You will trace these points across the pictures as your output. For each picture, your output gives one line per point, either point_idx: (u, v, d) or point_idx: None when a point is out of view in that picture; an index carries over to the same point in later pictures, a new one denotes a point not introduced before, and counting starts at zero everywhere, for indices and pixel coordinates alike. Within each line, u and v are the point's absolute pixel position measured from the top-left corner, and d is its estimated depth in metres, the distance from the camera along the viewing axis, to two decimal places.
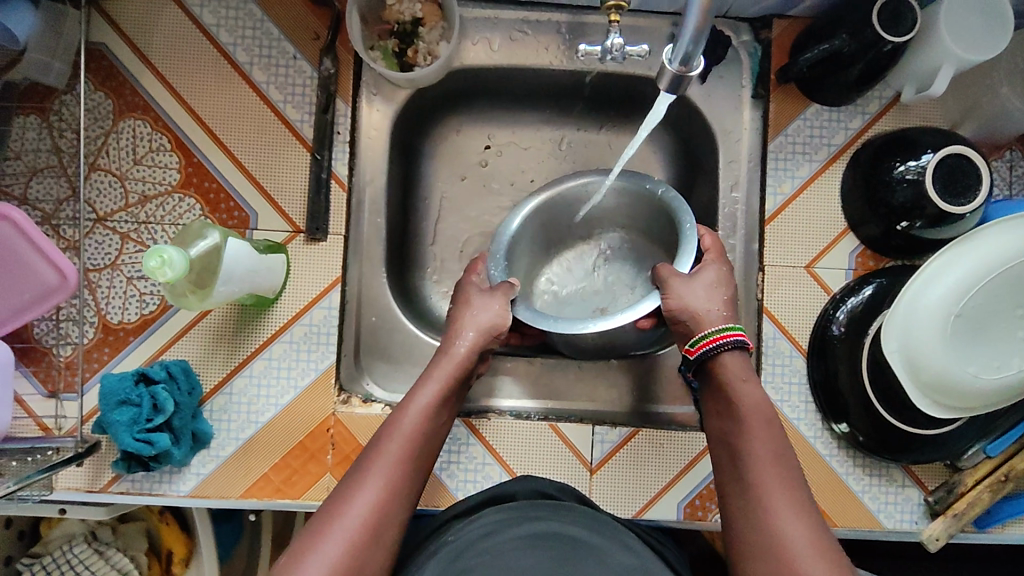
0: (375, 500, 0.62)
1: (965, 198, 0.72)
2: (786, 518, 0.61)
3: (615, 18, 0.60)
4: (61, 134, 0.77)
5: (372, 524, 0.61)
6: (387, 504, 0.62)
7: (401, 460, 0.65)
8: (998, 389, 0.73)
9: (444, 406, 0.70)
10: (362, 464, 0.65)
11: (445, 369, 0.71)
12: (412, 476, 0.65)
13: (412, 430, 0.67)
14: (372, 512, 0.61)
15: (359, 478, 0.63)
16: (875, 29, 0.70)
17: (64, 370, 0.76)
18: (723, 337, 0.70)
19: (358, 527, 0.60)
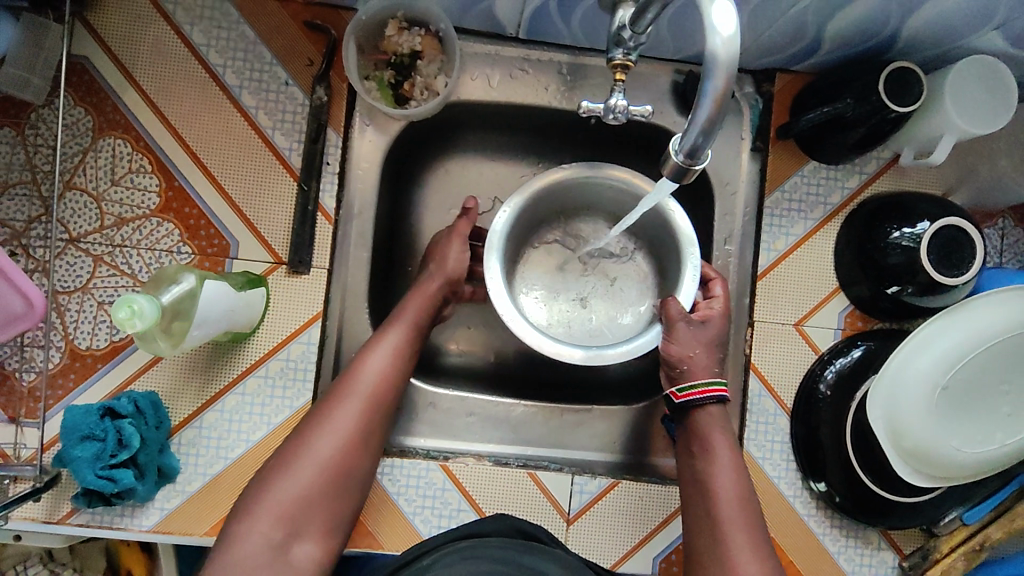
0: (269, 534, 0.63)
1: (958, 270, 0.72)
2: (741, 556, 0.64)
3: (621, 78, 0.59)
4: (36, 149, 0.73)
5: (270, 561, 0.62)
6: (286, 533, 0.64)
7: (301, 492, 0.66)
8: (978, 463, 0.73)
9: (354, 442, 0.69)
10: (258, 492, 0.66)
11: (357, 397, 0.71)
12: (312, 512, 0.66)
13: (361, 396, 0.71)
14: (266, 543, 0.63)
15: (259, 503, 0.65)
16: (880, 96, 0.70)
17: (26, 396, 0.73)
18: (711, 392, 0.72)
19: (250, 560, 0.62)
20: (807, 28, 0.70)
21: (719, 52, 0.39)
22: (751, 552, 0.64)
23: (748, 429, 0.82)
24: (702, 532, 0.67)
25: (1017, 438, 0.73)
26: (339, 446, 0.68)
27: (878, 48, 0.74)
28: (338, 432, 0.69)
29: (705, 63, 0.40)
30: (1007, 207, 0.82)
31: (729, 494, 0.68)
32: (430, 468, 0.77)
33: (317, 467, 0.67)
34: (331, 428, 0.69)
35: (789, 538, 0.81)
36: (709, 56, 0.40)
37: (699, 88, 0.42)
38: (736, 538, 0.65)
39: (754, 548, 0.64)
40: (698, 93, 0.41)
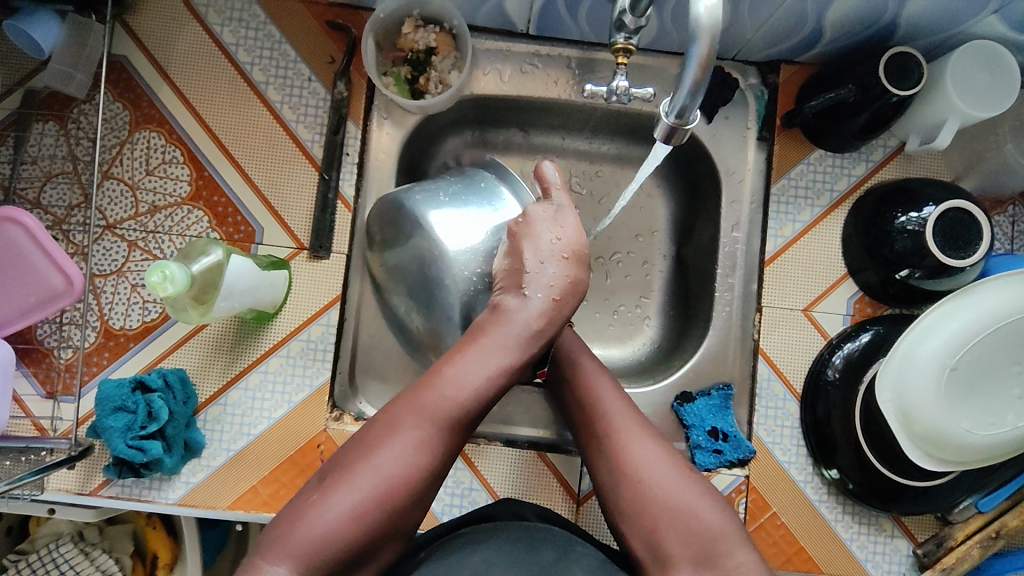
0: (416, 458, 0.56)
1: (964, 252, 0.73)
2: (634, 442, 0.63)
3: (622, 61, 0.62)
4: (77, 142, 0.79)
5: (416, 487, 0.56)
6: (438, 459, 0.57)
7: (444, 415, 0.58)
8: (989, 446, 0.73)
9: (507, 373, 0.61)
10: (402, 409, 0.57)
11: (509, 330, 0.63)
12: (454, 446, 0.59)
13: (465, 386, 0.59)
14: (414, 466, 0.56)
15: (404, 423, 0.57)
16: (881, 80, 0.72)
17: (63, 372, 0.77)
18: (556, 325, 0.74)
19: (399, 481, 0.55)
20: (807, 17, 0.73)
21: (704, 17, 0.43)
22: (638, 430, 0.64)
23: (756, 414, 0.82)
24: (586, 426, 0.67)
25: None
26: (493, 375, 0.60)
27: (878, 36, 0.76)
28: (487, 361, 0.60)
29: (691, 30, 0.44)
30: (1017, 194, 0.81)
31: (607, 388, 0.68)
32: None
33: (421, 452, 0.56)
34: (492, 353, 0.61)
35: (800, 525, 0.80)
36: (694, 25, 0.44)
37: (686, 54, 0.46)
38: (623, 421, 0.65)
39: (643, 427, 0.65)
40: (685, 58, 0.46)
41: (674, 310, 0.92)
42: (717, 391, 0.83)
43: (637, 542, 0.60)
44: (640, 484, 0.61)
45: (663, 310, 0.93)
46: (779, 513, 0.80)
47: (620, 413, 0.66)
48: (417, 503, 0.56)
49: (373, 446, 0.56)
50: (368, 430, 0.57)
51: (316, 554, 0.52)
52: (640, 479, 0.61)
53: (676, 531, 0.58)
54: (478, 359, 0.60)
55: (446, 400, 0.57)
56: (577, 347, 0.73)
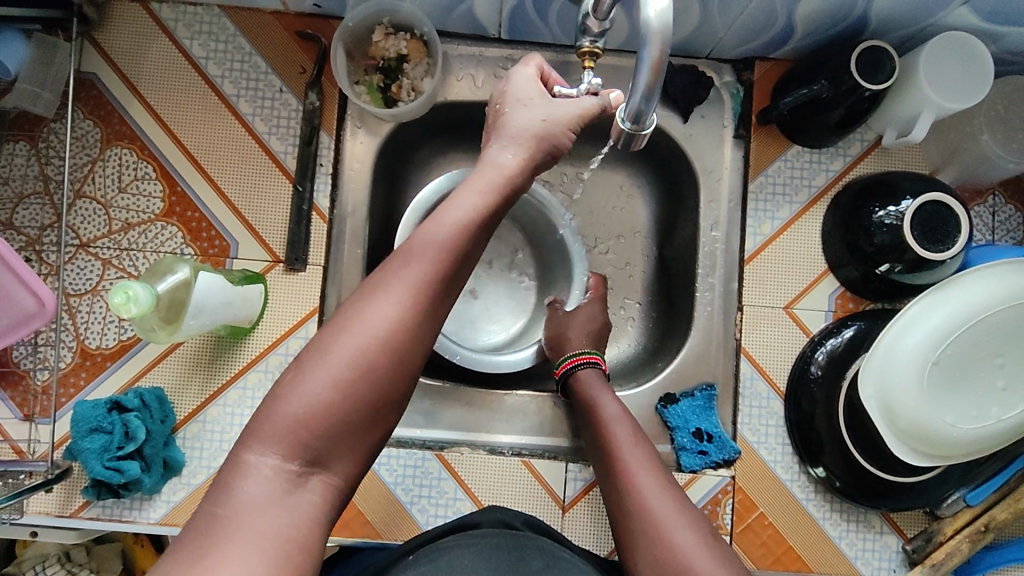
0: (393, 320, 0.51)
1: (944, 244, 0.72)
2: (649, 488, 0.63)
3: (590, 65, 0.62)
4: (48, 161, 0.78)
5: (390, 354, 0.50)
6: (417, 322, 0.52)
7: (421, 281, 0.52)
8: (974, 439, 0.72)
9: (480, 234, 0.56)
10: (379, 275, 0.53)
11: (481, 186, 0.56)
12: (436, 310, 0.53)
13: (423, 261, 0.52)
14: (391, 332, 0.51)
15: (378, 287, 0.52)
16: (853, 76, 0.71)
17: (40, 395, 0.77)
18: (581, 359, 0.78)
19: (374, 345, 0.50)
20: (777, 12, 0.72)
21: (652, 22, 0.43)
22: (651, 472, 0.64)
23: (740, 414, 0.81)
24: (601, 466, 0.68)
25: (1013, 412, 0.72)
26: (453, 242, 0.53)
27: (850, 31, 0.75)
28: (457, 222, 0.54)
29: (641, 34, 0.43)
30: (997, 184, 0.81)
31: (624, 430, 0.69)
32: (425, 457, 0.78)
33: (387, 334, 0.50)
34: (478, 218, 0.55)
35: (788, 524, 0.80)
36: (645, 28, 0.44)
37: (638, 57, 0.45)
38: (637, 460, 0.66)
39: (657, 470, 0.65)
40: (637, 62, 0.45)
41: (658, 311, 0.92)
42: (700, 391, 0.82)
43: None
44: (648, 523, 0.61)
45: (645, 310, 0.92)
46: (766, 513, 0.80)
47: (634, 453, 0.66)
48: (399, 377, 0.52)
49: (348, 318, 0.51)
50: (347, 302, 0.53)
51: (302, 433, 0.48)
52: (648, 519, 0.61)
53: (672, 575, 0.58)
54: (449, 216, 0.54)
55: (419, 259, 0.52)
56: (593, 387, 0.75)
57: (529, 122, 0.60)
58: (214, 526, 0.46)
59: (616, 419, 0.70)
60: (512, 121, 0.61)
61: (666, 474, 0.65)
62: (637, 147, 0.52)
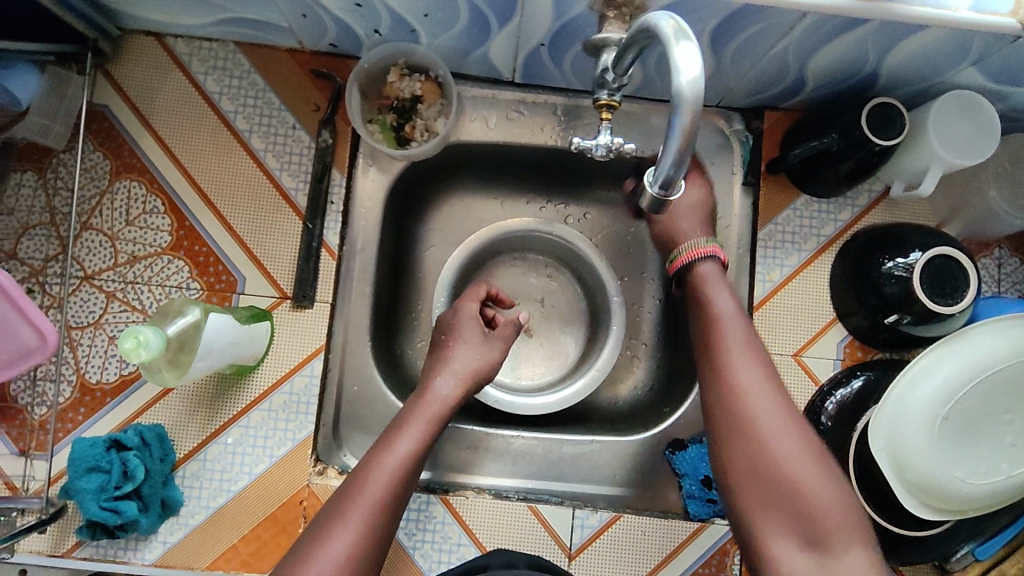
0: (354, 538, 0.61)
1: (952, 298, 0.73)
2: (774, 435, 0.64)
3: (607, 117, 0.61)
4: (56, 193, 0.78)
5: (352, 573, 0.60)
6: (373, 535, 0.62)
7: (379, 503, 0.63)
8: (986, 495, 0.72)
9: (424, 450, 0.69)
10: (340, 505, 0.63)
11: (427, 415, 0.71)
12: (384, 532, 0.63)
13: (384, 480, 0.64)
14: (350, 557, 0.60)
15: (339, 517, 0.62)
16: (864, 130, 0.72)
17: (36, 430, 0.75)
18: (703, 249, 0.76)
19: (339, 563, 0.59)
20: (789, 66, 0.73)
21: (686, 89, 0.43)
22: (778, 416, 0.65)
23: None
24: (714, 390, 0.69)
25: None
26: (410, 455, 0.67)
27: (861, 85, 0.76)
28: (405, 443, 0.67)
29: (673, 100, 0.44)
30: (1003, 237, 0.82)
31: (738, 332, 0.71)
32: (430, 501, 0.77)
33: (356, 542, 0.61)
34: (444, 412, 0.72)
35: None
36: (676, 94, 0.44)
37: (668, 122, 0.46)
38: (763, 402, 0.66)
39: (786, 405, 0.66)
40: (667, 126, 0.46)
41: (665, 353, 0.92)
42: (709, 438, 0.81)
43: (768, 524, 0.62)
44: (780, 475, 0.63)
45: (651, 350, 0.93)
46: None
47: (759, 394, 0.67)
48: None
49: (314, 546, 0.60)
50: (310, 533, 0.62)
51: None
52: (786, 477, 0.62)
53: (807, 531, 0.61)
54: (404, 437, 0.68)
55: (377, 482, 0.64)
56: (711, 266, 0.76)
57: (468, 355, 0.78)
58: None
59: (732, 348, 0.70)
60: (455, 356, 0.77)
61: (795, 419, 0.66)
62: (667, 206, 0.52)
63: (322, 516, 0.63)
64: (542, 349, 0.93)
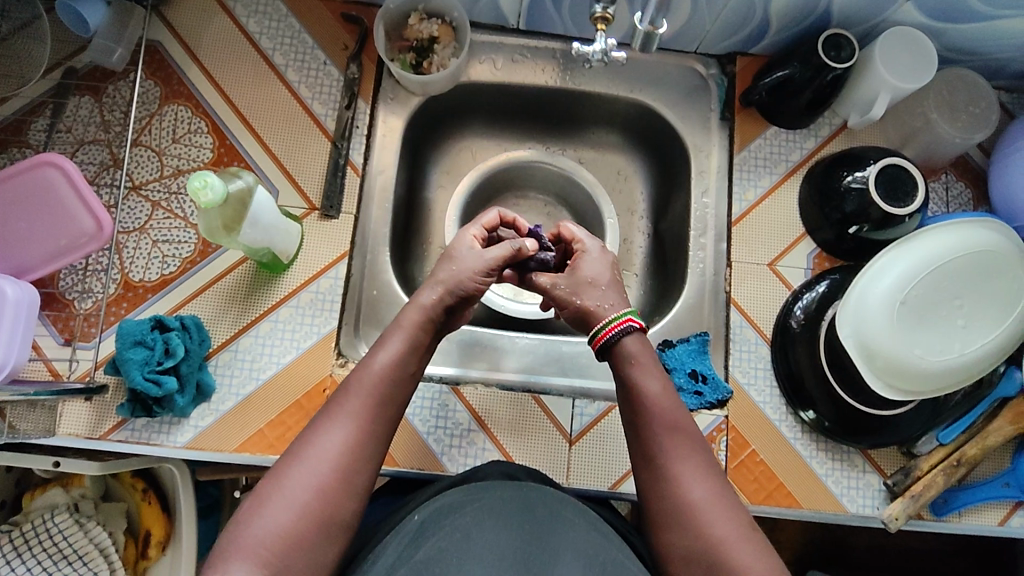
0: (347, 441, 0.64)
1: (904, 202, 0.84)
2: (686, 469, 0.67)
3: (602, 27, 0.74)
4: (111, 113, 0.87)
5: (345, 470, 0.63)
6: (366, 438, 0.64)
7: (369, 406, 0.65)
8: (942, 372, 0.80)
9: (414, 356, 0.69)
10: (331, 408, 0.66)
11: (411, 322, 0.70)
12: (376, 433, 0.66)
13: (371, 386, 0.66)
14: (343, 455, 0.63)
15: (330, 419, 0.65)
16: (821, 57, 0.84)
17: (82, 321, 0.82)
18: (611, 330, 0.72)
19: (334, 463, 0.63)
20: (756, 6, 0.85)
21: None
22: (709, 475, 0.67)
23: (731, 358, 0.89)
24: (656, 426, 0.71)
25: (974, 347, 0.81)
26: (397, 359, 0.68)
27: (817, 26, 0.89)
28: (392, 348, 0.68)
29: None
30: (948, 163, 0.93)
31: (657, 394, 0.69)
32: (443, 390, 0.84)
33: (354, 439, 0.64)
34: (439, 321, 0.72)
35: (778, 461, 0.86)
36: None
37: None
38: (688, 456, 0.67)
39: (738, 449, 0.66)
40: None
41: (655, 276, 1.01)
42: (695, 338, 0.90)
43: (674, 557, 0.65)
44: (687, 512, 0.65)
45: (642, 275, 1.02)
46: (758, 451, 0.86)
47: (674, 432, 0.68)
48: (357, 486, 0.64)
49: (304, 448, 0.63)
50: (303, 433, 0.65)
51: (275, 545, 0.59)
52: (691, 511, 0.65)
53: (698, 566, 0.64)
54: (392, 342, 0.69)
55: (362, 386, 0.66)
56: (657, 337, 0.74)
57: (450, 274, 0.73)
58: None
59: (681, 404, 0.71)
60: (436, 272, 0.74)
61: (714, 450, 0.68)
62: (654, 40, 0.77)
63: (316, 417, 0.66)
64: None
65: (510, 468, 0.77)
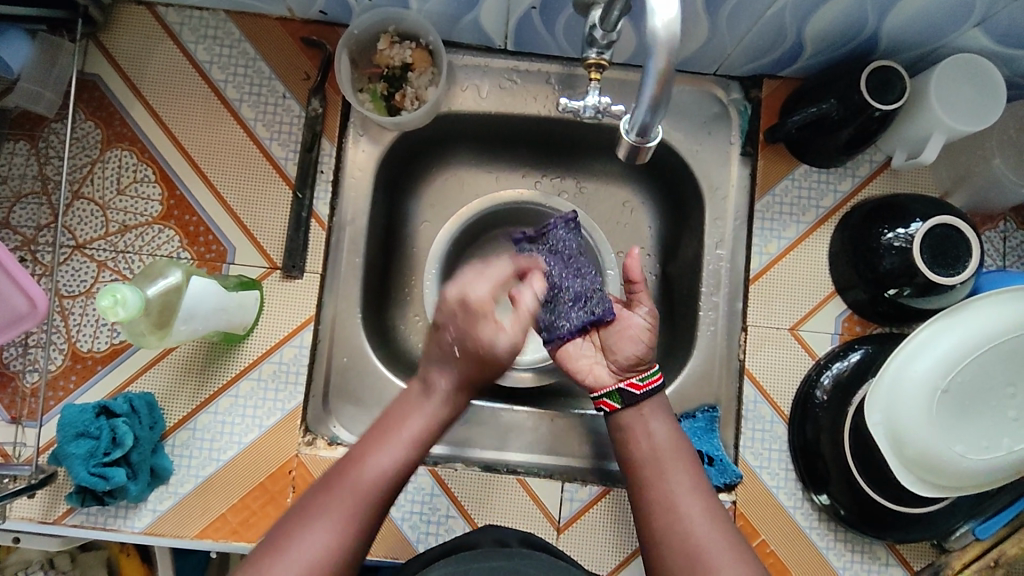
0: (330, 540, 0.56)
1: (954, 269, 0.70)
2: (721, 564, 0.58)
3: (596, 76, 0.61)
4: (47, 161, 0.78)
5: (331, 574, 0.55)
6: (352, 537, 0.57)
7: (354, 507, 0.58)
8: (984, 471, 0.70)
9: (413, 456, 0.62)
10: (309, 505, 0.58)
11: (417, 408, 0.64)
12: (370, 528, 0.59)
13: (366, 485, 0.59)
14: (328, 555, 0.55)
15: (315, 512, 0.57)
16: (863, 95, 0.70)
17: (28, 397, 0.75)
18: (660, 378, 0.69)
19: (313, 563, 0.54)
20: (786, 29, 0.71)
21: (660, 32, 0.44)
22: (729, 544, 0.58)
23: (742, 437, 0.79)
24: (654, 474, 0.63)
25: None
26: (399, 458, 0.61)
27: (860, 50, 0.74)
28: (395, 448, 0.61)
29: (648, 45, 0.46)
30: (1009, 209, 0.79)
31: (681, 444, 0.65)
32: (418, 472, 0.77)
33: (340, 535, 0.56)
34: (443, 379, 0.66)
35: (790, 552, 0.77)
36: (652, 36, 0.45)
37: (643, 69, 0.48)
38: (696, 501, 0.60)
39: (741, 564, 0.58)
40: (643, 74, 0.48)
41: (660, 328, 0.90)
42: (702, 413, 0.80)
43: None
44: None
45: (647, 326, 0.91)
46: (769, 540, 0.77)
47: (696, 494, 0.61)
48: None
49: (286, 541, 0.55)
50: (275, 531, 0.57)
51: None
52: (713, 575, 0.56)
53: None
54: (390, 442, 0.62)
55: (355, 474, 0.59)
56: (653, 412, 0.67)
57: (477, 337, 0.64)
58: None
59: (664, 455, 0.64)
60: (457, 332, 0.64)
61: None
62: (641, 159, 0.57)
63: (303, 503, 0.59)
64: None
65: (500, 533, 0.69)
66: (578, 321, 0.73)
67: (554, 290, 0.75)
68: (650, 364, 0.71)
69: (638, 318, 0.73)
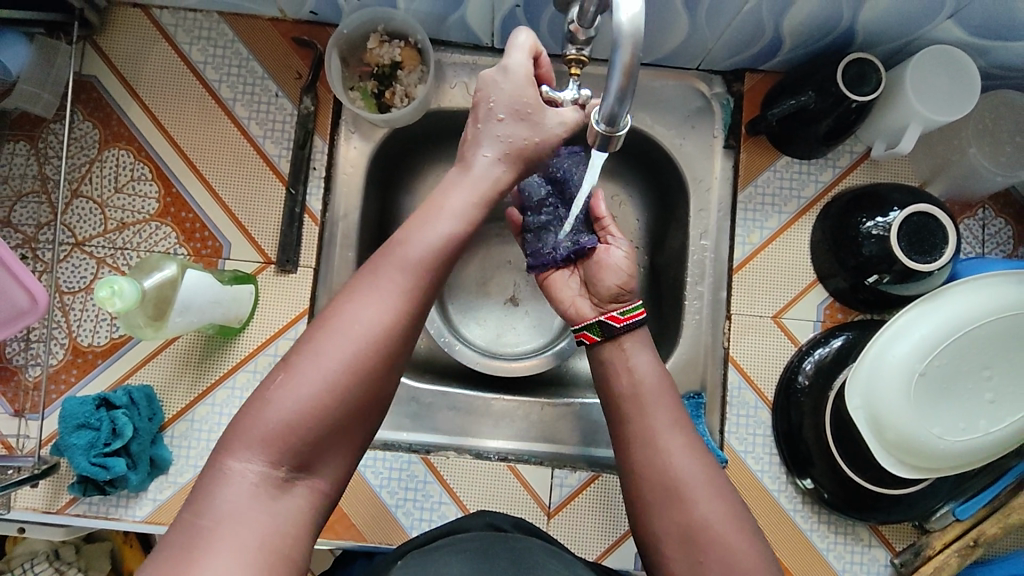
0: (323, 387, 0.51)
1: (932, 255, 0.72)
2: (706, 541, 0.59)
3: (576, 72, 0.63)
4: (47, 161, 0.80)
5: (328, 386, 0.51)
6: (347, 389, 0.51)
7: (348, 360, 0.52)
8: (961, 452, 0.72)
9: (399, 314, 0.54)
10: (302, 349, 0.52)
11: (396, 268, 0.54)
12: (370, 380, 0.52)
13: (369, 335, 0.52)
14: (319, 403, 0.51)
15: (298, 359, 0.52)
16: (840, 87, 0.72)
17: (30, 390, 0.77)
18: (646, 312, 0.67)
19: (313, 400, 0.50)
20: (765, 23, 0.73)
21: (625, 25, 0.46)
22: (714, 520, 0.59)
23: (727, 423, 0.81)
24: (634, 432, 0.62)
25: (1000, 425, 0.72)
26: (385, 310, 0.53)
27: (837, 44, 0.76)
28: (379, 305, 0.53)
29: (614, 37, 0.47)
30: (987, 197, 0.81)
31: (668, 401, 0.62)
32: (411, 460, 0.79)
33: (330, 392, 0.51)
34: (374, 293, 0.54)
35: (775, 535, 0.79)
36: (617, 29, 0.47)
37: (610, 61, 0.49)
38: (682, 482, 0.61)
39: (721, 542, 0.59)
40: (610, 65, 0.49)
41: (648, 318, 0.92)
42: (688, 399, 0.82)
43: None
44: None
45: None
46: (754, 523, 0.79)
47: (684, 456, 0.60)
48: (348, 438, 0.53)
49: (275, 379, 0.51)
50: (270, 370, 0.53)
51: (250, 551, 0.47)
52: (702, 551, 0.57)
53: None
54: (371, 293, 0.53)
55: (346, 329, 0.52)
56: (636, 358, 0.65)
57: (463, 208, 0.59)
58: (197, 539, 0.47)
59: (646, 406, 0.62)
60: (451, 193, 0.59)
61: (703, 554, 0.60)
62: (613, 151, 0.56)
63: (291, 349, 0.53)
64: (527, 318, 0.94)
65: (494, 516, 0.70)
66: (565, 250, 0.74)
67: (547, 221, 0.76)
68: (633, 299, 0.69)
69: (616, 251, 0.73)
